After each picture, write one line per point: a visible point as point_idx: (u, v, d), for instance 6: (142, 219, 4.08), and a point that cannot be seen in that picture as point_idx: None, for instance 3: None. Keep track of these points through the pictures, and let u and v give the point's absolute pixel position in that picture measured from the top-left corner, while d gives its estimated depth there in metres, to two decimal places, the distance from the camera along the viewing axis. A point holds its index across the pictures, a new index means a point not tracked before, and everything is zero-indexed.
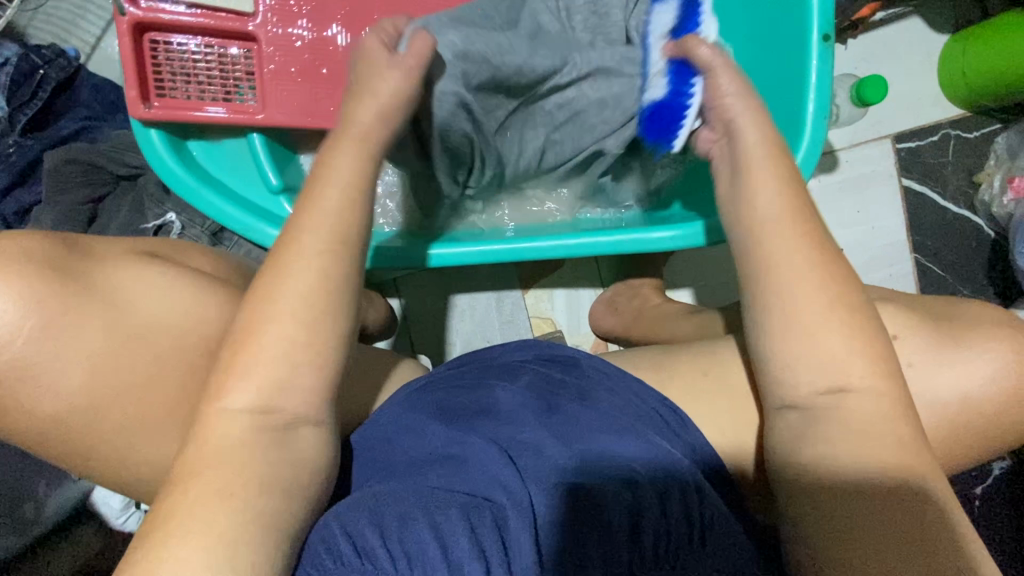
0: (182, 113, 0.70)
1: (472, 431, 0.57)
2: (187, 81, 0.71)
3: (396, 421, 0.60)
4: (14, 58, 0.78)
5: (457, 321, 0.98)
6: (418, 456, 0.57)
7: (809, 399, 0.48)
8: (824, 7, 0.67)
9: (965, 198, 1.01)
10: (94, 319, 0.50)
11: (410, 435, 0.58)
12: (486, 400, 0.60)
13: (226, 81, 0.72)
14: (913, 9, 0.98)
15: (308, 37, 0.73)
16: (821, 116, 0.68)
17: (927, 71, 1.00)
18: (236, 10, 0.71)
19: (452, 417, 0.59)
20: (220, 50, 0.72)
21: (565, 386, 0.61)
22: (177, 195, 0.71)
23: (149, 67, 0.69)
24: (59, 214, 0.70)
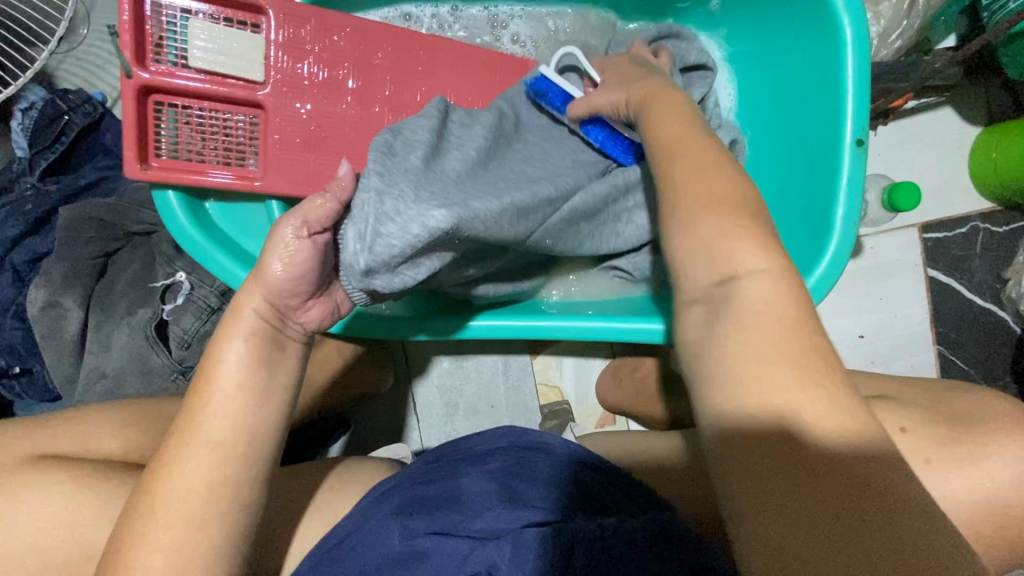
0: (178, 175, 0.68)
1: (437, 524, 0.56)
2: (189, 145, 0.70)
3: (362, 527, 0.57)
4: (40, 103, 0.78)
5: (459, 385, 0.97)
6: (388, 559, 0.54)
7: None
8: (858, 112, 0.66)
9: (991, 292, 0.99)
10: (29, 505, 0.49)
11: (377, 534, 0.56)
12: (453, 491, 0.59)
13: (229, 146, 0.71)
14: (945, 99, 0.96)
15: (317, 110, 0.72)
16: (850, 222, 0.66)
17: (956, 163, 0.98)
18: (246, 79, 0.70)
19: (417, 512, 0.57)
20: (225, 115, 0.71)
21: (533, 473, 0.60)
22: (189, 255, 0.70)
23: (151, 129, 0.69)
24: (68, 268, 0.69)
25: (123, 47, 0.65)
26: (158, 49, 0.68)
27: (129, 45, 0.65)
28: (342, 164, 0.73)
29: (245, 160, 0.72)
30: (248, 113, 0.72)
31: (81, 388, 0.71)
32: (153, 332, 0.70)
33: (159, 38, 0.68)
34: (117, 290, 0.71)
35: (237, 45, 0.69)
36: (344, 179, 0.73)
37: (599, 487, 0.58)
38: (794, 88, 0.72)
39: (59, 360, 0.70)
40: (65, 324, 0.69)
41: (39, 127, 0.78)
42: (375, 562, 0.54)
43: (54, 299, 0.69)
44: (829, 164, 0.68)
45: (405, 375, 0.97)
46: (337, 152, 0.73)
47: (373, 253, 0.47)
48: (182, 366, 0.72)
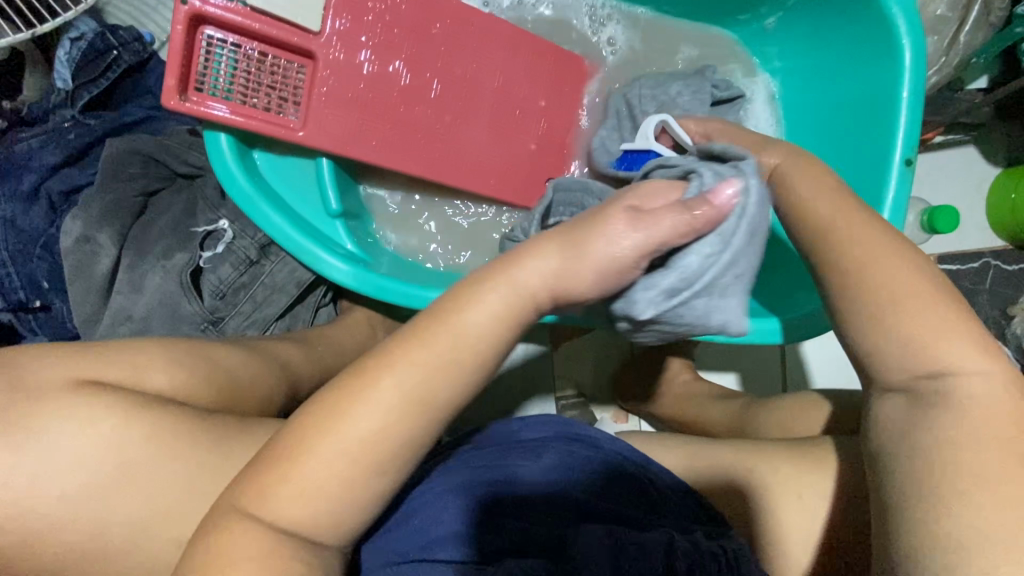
0: (219, 114, 0.65)
1: (484, 506, 0.56)
2: (230, 84, 0.67)
3: (411, 502, 0.58)
4: (90, 35, 0.76)
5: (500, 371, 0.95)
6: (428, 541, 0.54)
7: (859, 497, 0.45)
8: (910, 133, 0.68)
9: (997, 328, 1.02)
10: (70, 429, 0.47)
11: (426, 515, 0.56)
12: (505, 473, 0.58)
13: (272, 92, 0.68)
14: (970, 138, 1.00)
15: (367, 69, 0.70)
16: None
17: (974, 200, 1.02)
18: (301, 26, 0.67)
19: (466, 491, 0.57)
20: (272, 60, 0.68)
21: (586, 468, 0.59)
22: (234, 203, 0.69)
23: (195, 61, 0.65)
24: (107, 204, 0.67)
25: None
26: None
27: None
28: (396, 128, 0.72)
29: (286, 112, 0.69)
30: (294, 62, 0.69)
31: (104, 329, 0.68)
32: (188, 279, 0.68)
33: None
34: (156, 231, 0.69)
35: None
36: (398, 143, 0.72)
37: (653, 493, 0.58)
38: (843, 106, 0.75)
39: (84, 298, 0.68)
40: (97, 261, 0.67)
41: (86, 59, 0.76)
42: (422, 544, 0.54)
43: (88, 234, 0.66)
44: (876, 180, 0.70)
45: None
46: (392, 115, 0.72)
47: (668, 311, 0.47)
48: (213, 316, 0.70)
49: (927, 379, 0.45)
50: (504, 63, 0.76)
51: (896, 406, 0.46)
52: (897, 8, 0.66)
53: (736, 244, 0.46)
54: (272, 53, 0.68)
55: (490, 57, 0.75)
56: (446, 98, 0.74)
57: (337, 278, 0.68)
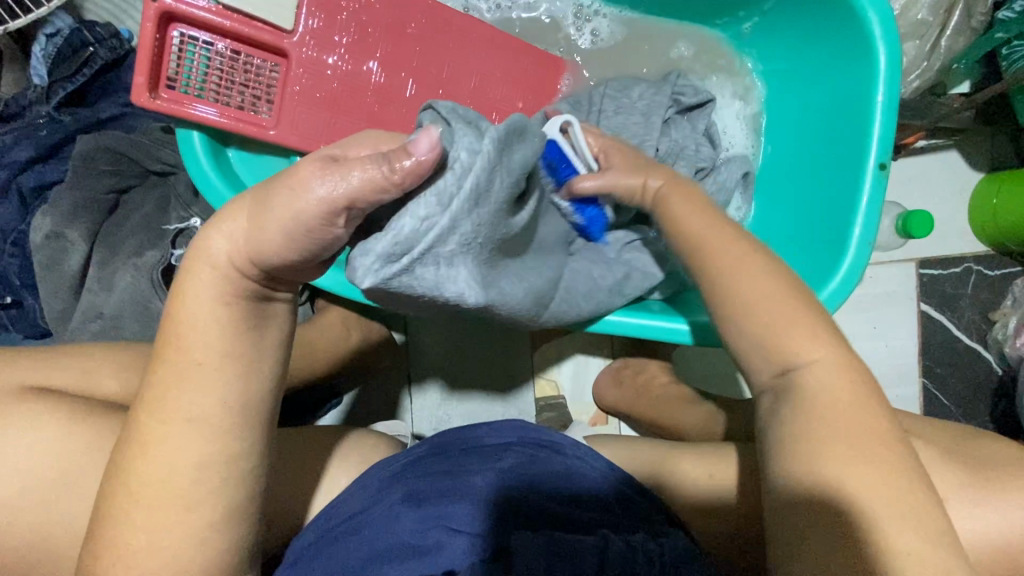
0: (190, 112, 0.65)
1: (441, 510, 0.57)
2: (202, 82, 0.67)
3: (362, 506, 0.59)
4: (66, 31, 0.76)
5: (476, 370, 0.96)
6: (377, 546, 0.55)
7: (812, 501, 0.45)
8: (885, 138, 0.68)
9: (978, 333, 1.02)
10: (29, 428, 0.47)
11: (376, 520, 0.57)
12: (461, 481, 0.60)
13: (246, 90, 0.68)
14: (953, 142, 1.00)
15: (341, 68, 0.70)
16: (866, 241, 0.68)
17: (956, 205, 1.01)
18: (274, 24, 0.67)
19: (423, 497, 0.58)
20: (245, 59, 0.68)
21: (545, 473, 0.60)
22: (206, 201, 0.69)
23: (166, 59, 0.65)
24: (77, 201, 0.66)
25: None
26: None
27: None
28: (371, 128, 0.72)
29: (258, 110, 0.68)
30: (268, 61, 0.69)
31: (74, 326, 0.68)
32: (159, 276, 0.68)
33: None
34: (127, 229, 0.68)
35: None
36: None
37: (609, 498, 0.60)
38: (818, 111, 0.75)
39: (55, 295, 0.67)
40: (67, 258, 0.66)
41: (63, 55, 0.75)
42: (372, 549, 0.55)
43: (58, 230, 0.66)
44: (850, 185, 0.70)
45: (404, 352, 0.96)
46: (367, 114, 0.72)
47: (390, 279, 0.41)
48: None
49: (792, 372, 0.48)
50: (480, 63, 0.75)
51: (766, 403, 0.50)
52: (870, 13, 0.66)
53: (454, 208, 0.39)
54: (246, 52, 0.67)
55: (466, 57, 0.75)
56: (422, 98, 0.73)
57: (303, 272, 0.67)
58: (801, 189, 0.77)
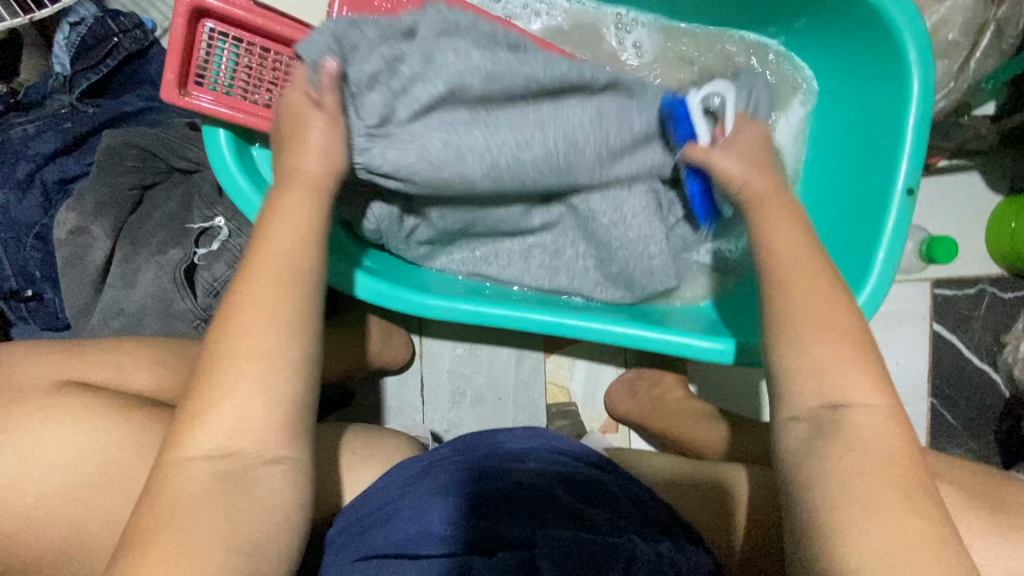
0: (220, 109, 0.64)
1: (468, 501, 0.63)
2: (230, 81, 0.66)
3: (398, 494, 0.65)
4: (90, 20, 0.75)
5: (489, 377, 0.97)
6: (408, 531, 0.62)
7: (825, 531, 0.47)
8: (915, 163, 0.68)
9: (988, 355, 1.03)
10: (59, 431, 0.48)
11: (410, 507, 0.64)
12: (487, 476, 0.66)
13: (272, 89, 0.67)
14: (975, 163, 0.99)
15: None
16: (890, 264, 0.68)
17: (975, 225, 1.01)
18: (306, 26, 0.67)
19: (452, 488, 0.65)
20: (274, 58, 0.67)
21: (565, 479, 0.65)
22: (232, 201, 0.68)
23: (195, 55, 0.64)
24: (102, 197, 0.66)
25: None
26: None
27: None
28: None
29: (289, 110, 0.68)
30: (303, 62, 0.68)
31: (96, 322, 0.68)
32: (182, 275, 0.68)
33: None
34: (151, 226, 0.68)
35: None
36: None
37: (629, 505, 0.63)
38: (846, 129, 0.75)
39: (76, 289, 0.67)
40: (90, 253, 0.66)
41: (86, 44, 0.75)
42: (406, 534, 0.62)
43: (82, 226, 0.65)
44: (877, 207, 0.70)
45: (417, 354, 0.96)
46: None
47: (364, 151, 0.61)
48: (205, 314, 0.69)
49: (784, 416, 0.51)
50: None
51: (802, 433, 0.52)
52: (907, 35, 0.66)
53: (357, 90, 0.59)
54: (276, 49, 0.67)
55: None
56: None
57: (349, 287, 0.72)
58: (829, 205, 0.76)
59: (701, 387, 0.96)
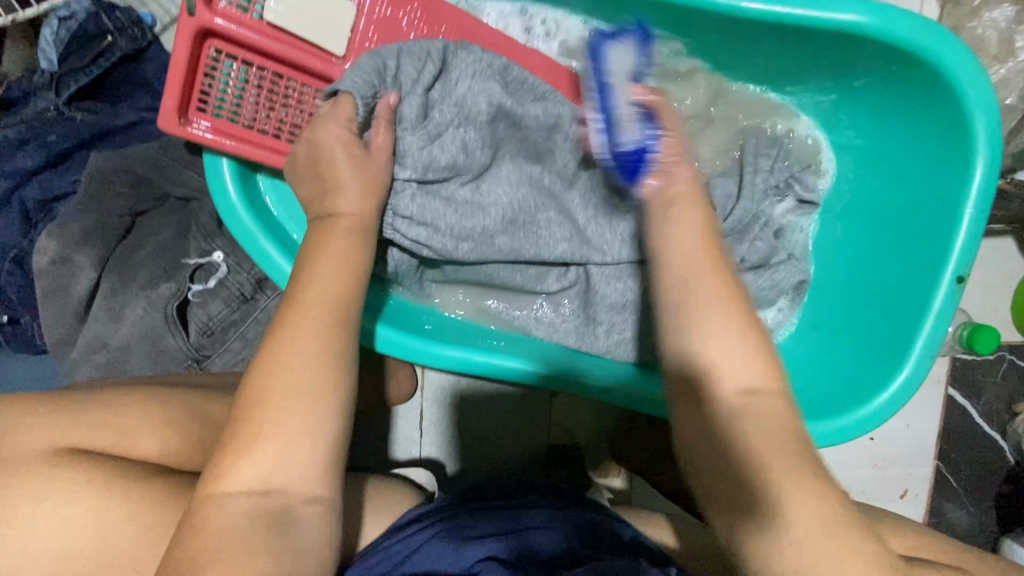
0: (222, 138, 0.60)
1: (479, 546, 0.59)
2: (237, 106, 0.61)
3: (409, 546, 0.61)
4: (81, 14, 0.67)
5: (497, 417, 0.93)
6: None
7: None
8: (968, 248, 0.64)
9: (999, 422, 1.01)
10: (29, 513, 0.43)
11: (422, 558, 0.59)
12: (504, 521, 0.63)
13: (282, 117, 0.62)
14: (1009, 228, 0.96)
15: None
16: (929, 353, 0.65)
17: (1002, 292, 0.98)
18: (323, 49, 0.62)
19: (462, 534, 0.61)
20: (286, 83, 0.62)
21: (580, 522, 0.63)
22: (231, 234, 0.63)
23: (200, 78, 0.60)
24: (88, 224, 0.60)
25: None
26: None
27: None
28: None
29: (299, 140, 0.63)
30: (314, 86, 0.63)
31: (76, 356, 0.62)
32: (174, 312, 0.62)
33: None
34: (142, 258, 0.62)
35: (323, 11, 0.61)
36: None
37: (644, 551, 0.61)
38: (898, 198, 0.71)
39: (56, 321, 0.61)
40: (73, 284, 0.60)
41: (76, 43, 0.67)
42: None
43: (66, 255, 0.60)
44: (922, 290, 0.66)
45: (419, 385, 0.92)
46: None
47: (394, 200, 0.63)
48: (198, 353, 0.64)
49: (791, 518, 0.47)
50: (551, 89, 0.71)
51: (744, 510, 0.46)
52: (976, 110, 0.62)
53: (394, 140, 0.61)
54: (289, 75, 0.62)
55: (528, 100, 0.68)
56: None
57: (368, 341, 0.67)
58: (869, 277, 0.73)
59: None
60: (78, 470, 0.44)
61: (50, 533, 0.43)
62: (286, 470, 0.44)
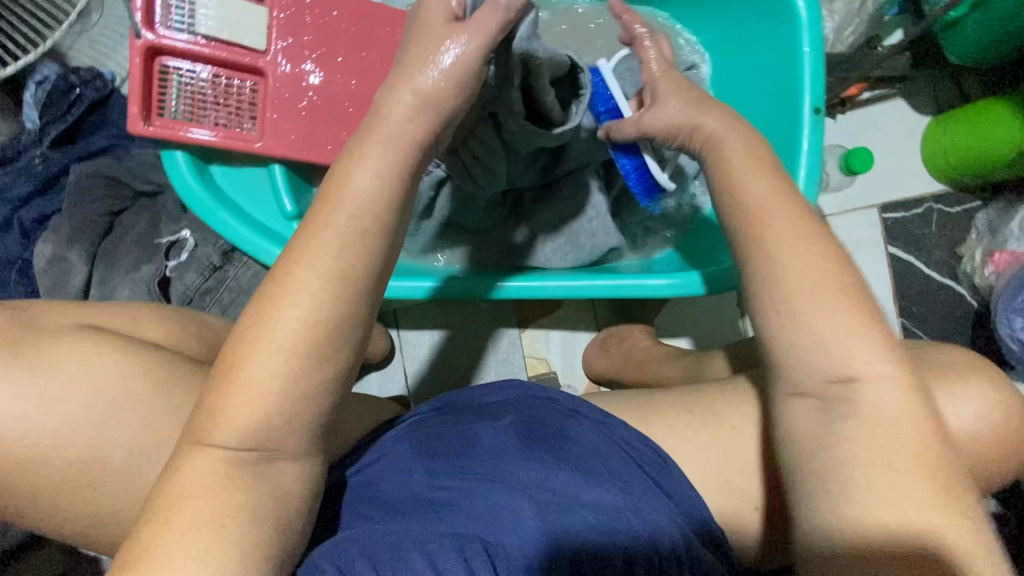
0: (181, 134, 0.72)
1: (453, 465, 0.63)
2: (190, 107, 0.73)
3: (387, 459, 0.65)
4: (53, 76, 0.82)
5: (475, 359, 1.00)
6: (399, 497, 0.61)
7: (823, 389, 0.50)
8: (816, 82, 0.73)
9: (947, 268, 1.06)
10: (41, 421, 0.51)
11: (392, 469, 0.64)
12: (471, 437, 0.66)
13: (230, 110, 0.74)
14: (897, 91, 1.04)
15: (319, 81, 0.77)
16: (812, 181, 0.73)
17: (911, 151, 1.06)
18: (250, 47, 0.74)
19: (434, 456, 0.64)
20: (227, 81, 0.74)
21: (544, 424, 0.67)
22: (194, 214, 0.74)
23: (157, 90, 0.72)
24: (75, 226, 0.72)
25: (133, 10, 0.69)
26: (166, 12, 0.71)
27: (138, 7, 0.69)
28: (326, 133, 0.77)
29: (243, 126, 0.75)
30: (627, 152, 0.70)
31: None
32: (156, 287, 0.73)
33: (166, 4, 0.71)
34: (124, 248, 0.73)
35: (241, 15, 0.74)
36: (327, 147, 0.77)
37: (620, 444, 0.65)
38: (754, 65, 0.80)
39: None
40: (69, 279, 0.71)
41: (51, 99, 0.81)
42: (400, 498, 0.61)
43: (60, 254, 0.71)
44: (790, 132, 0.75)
45: (398, 346, 1.00)
46: (320, 120, 0.77)
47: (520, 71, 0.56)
48: None
49: None
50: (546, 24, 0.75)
51: (809, 410, 0.51)
52: None
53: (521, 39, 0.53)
54: (228, 75, 0.74)
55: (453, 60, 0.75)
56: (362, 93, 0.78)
57: None
58: None
59: (693, 339, 1.02)
60: (79, 384, 0.53)
61: (70, 427, 0.52)
62: (293, 350, 0.43)
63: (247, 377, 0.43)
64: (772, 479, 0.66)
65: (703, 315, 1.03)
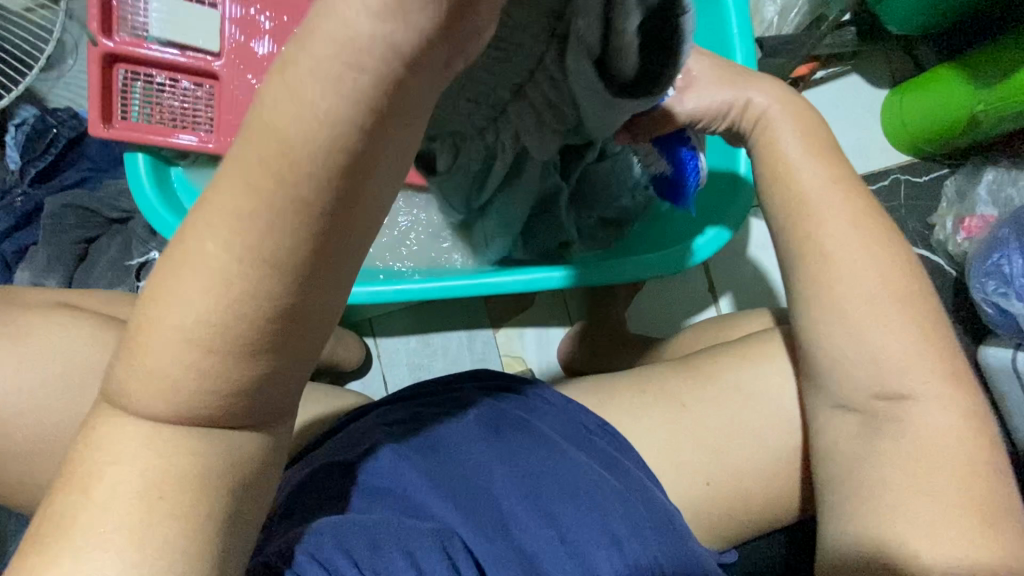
0: (139, 134, 0.80)
1: (420, 456, 0.62)
2: (149, 110, 0.81)
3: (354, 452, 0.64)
4: (31, 119, 0.86)
5: (451, 361, 1.02)
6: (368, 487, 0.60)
7: (877, 405, 0.53)
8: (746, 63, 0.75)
9: (922, 238, 1.06)
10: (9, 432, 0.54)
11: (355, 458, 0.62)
12: (438, 430, 0.66)
13: (186, 112, 0.82)
14: (850, 67, 1.05)
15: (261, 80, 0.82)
16: None
17: (871, 125, 1.06)
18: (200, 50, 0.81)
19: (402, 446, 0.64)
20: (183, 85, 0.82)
21: (508, 415, 0.68)
22: (160, 234, 0.77)
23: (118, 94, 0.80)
24: (51, 254, 0.76)
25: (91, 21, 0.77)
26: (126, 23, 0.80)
27: (95, 18, 0.77)
28: None
29: (196, 128, 0.82)
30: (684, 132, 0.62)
31: None
32: None
33: (125, 16, 0.80)
34: (97, 272, 0.77)
35: (191, 20, 0.81)
36: None
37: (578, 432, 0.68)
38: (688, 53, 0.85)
39: None
40: None
41: (31, 139, 0.86)
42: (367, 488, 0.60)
43: (37, 282, 0.75)
44: None
45: (375, 355, 1.02)
46: None
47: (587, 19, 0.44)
48: None
49: None
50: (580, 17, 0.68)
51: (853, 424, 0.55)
52: None
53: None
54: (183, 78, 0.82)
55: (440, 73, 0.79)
56: None
57: None
58: None
59: (663, 326, 1.02)
60: (42, 397, 0.56)
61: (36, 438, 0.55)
62: (217, 296, 0.30)
63: (161, 330, 0.32)
64: (733, 455, 0.66)
65: (674, 300, 1.03)
